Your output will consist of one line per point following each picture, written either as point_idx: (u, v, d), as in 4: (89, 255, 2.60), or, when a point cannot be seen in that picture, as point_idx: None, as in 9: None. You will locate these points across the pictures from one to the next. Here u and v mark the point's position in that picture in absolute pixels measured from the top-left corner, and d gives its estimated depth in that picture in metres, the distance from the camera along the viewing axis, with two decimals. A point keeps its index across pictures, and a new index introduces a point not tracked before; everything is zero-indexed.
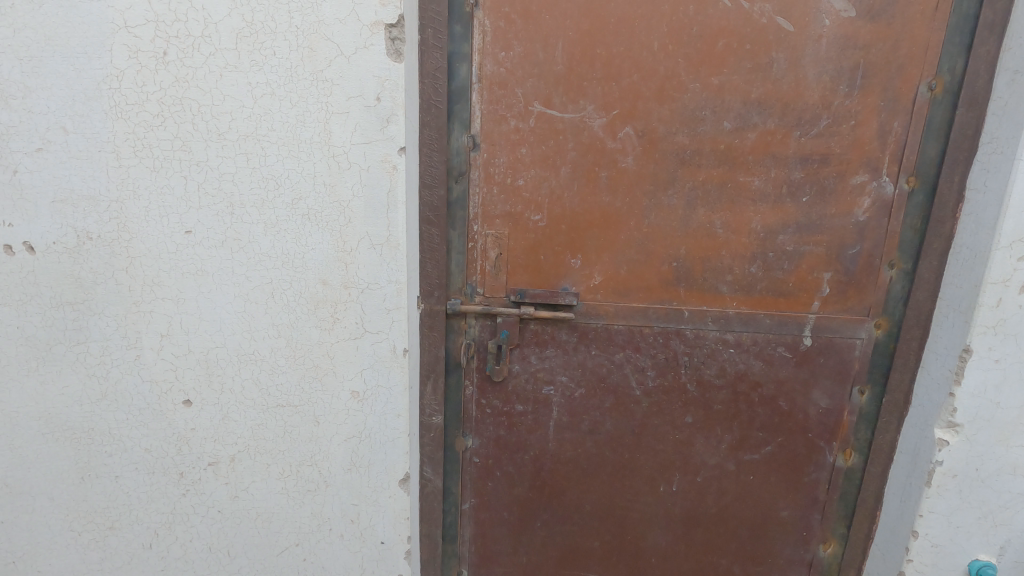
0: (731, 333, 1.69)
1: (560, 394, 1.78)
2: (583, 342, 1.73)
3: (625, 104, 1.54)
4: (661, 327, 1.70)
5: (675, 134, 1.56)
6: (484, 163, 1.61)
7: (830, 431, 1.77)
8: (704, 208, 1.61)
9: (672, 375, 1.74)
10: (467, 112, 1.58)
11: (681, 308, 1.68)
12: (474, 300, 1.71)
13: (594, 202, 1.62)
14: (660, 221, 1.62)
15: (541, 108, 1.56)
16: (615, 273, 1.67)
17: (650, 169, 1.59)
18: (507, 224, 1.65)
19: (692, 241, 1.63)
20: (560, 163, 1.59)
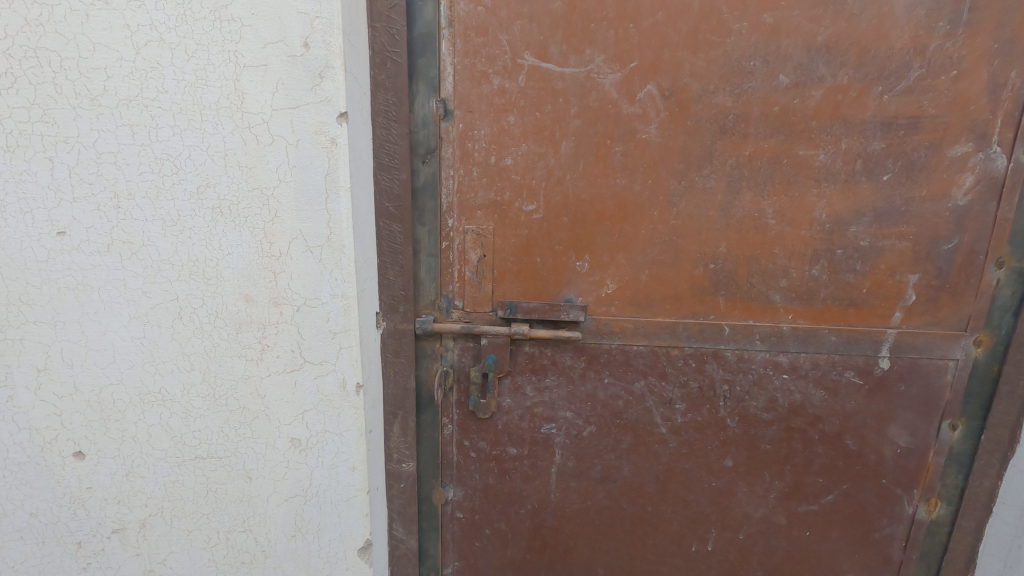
0: (784, 355, 1.31)
1: (564, 434, 1.39)
2: (593, 368, 1.34)
3: (646, 54, 1.15)
4: (693, 347, 1.32)
5: (713, 94, 1.16)
6: (459, 136, 1.21)
7: (910, 476, 1.38)
8: (751, 192, 1.22)
9: (706, 409, 1.36)
10: (435, 67, 1.18)
11: (720, 323, 1.29)
12: (451, 317, 1.32)
13: (605, 186, 1.23)
14: (694, 210, 1.23)
15: (534, 60, 1.16)
16: (633, 279, 1.28)
17: (679, 141, 1.20)
18: (492, 216, 1.26)
19: (734, 236, 1.24)
20: (559, 134, 1.20)
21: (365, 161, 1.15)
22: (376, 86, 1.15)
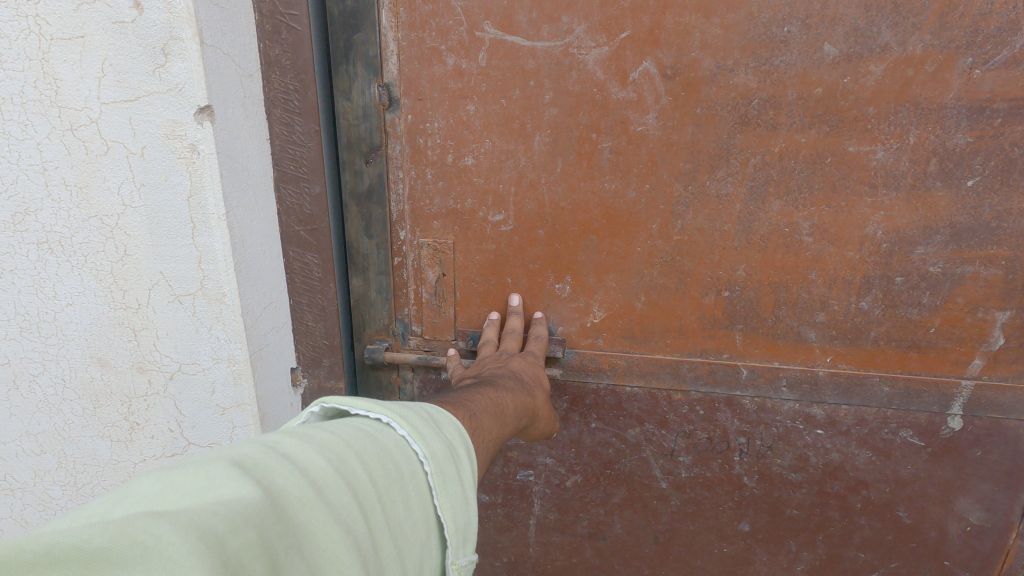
0: (819, 406, 1.03)
1: (544, 482, 1.18)
2: (576, 411, 1.12)
3: (642, 20, 0.87)
4: (699, 391, 1.06)
5: (732, 72, 0.88)
6: (409, 130, 0.98)
7: (983, 560, 1.08)
8: (780, 201, 0.93)
9: (717, 463, 1.11)
10: (375, 46, 0.94)
11: (736, 364, 1.03)
12: (407, 345, 1.11)
13: (591, 191, 0.97)
14: (704, 223, 0.96)
15: (495, 32, 0.91)
16: (626, 307, 1.03)
17: (686, 135, 0.92)
18: (451, 228, 1.03)
19: (756, 257, 0.96)
20: (530, 126, 0.95)
21: (258, 173, 0.92)
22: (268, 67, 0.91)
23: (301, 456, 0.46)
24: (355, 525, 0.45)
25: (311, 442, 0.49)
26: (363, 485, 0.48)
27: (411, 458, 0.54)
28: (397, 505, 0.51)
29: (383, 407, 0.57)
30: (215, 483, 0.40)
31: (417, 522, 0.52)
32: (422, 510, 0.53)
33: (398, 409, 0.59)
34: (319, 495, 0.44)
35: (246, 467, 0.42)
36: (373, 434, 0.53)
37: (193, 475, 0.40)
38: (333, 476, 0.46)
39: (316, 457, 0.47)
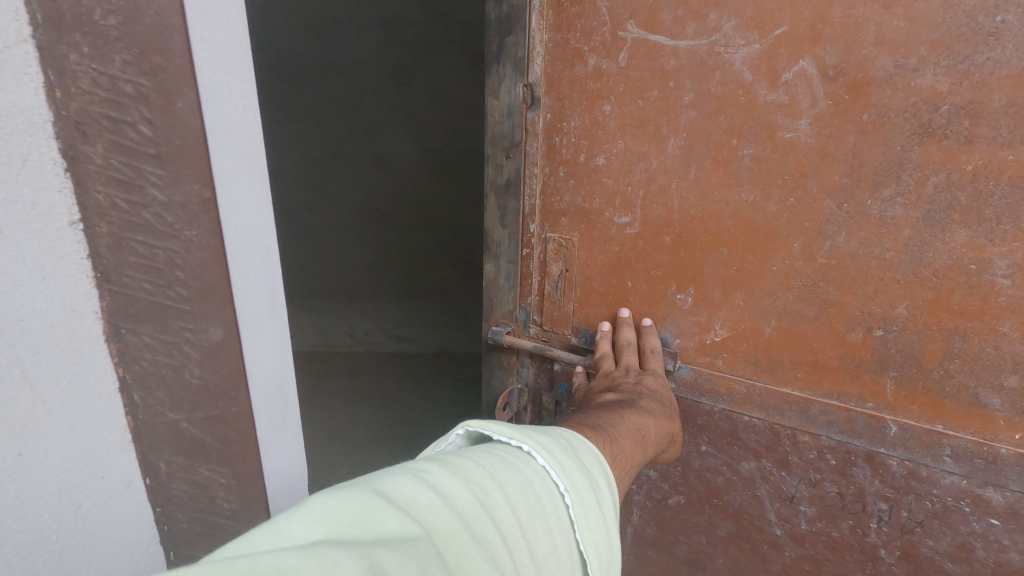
0: (996, 490, 0.82)
1: (644, 494, 1.16)
2: (686, 430, 1.06)
3: (803, 14, 0.78)
4: (831, 439, 0.92)
5: (915, 72, 0.74)
6: (547, 127, 1.02)
7: None
8: (964, 230, 0.76)
9: (847, 525, 0.96)
10: (523, 47, 1.01)
11: (882, 417, 0.87)
12: (527, 333, 1.17)
13: (724, 201, 0.91)
14: (859, 248, 0.83)
15: (638, 31, 0.89)
16: (752, 330, 0.94)
17: (847, 144, 0.80)
18: (578, 225, 1.05)
19: (924, 294, 0.80)
20: (665, 129, 0.92)
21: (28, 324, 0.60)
22: (58, 31, 0.60)
23: (450, 489, 0.54)
24: (500, 558, 0.51)
25: (459, 475, 0.56)
26: (504, 518, 0.55)
27: (550, 490, 0.60)
28: (539, 537, 0.57)
29: (523, 436, 0.64)
30: (381, 515, 0.48)
31: (560, 556, 0.57)
32: (564, 542, 0.59)
33: (537, 436, 0.66)
34: (466, 529, 0.51)
35: (403, 501, 0.50)
36: (514, 466, 0.60)
37: (363, 502, 0.49)
38: (477, 510, 0.53)
39: (461, 491, 0.54)
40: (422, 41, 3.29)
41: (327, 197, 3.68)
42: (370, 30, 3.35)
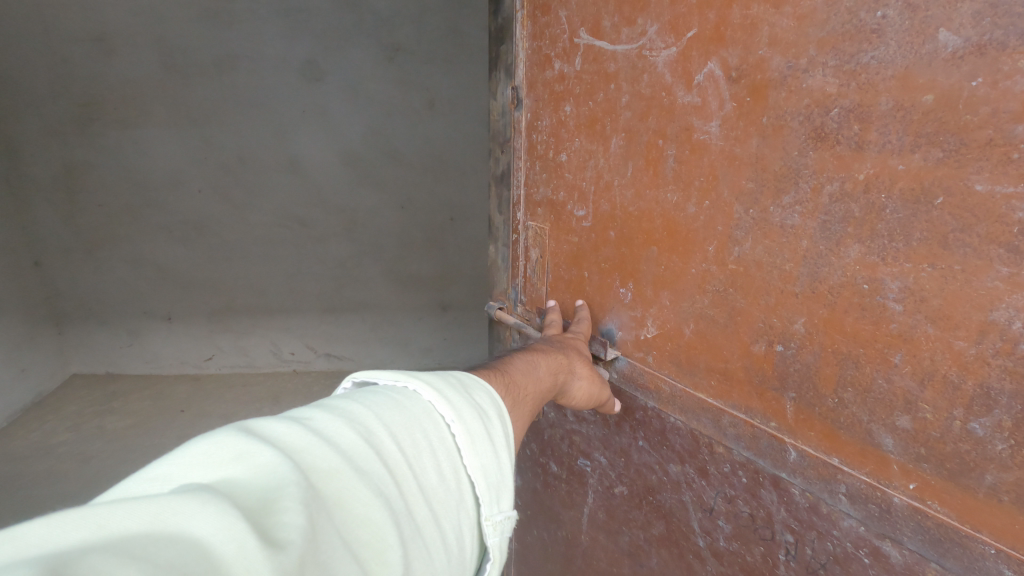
0: (893, 546, 0.70)
1: (597, 478, 1.21)
2: (626, 421, 1.09)
3: (708, 16, 0.77)
4: (741, 454, 0.87)
5: (806, 72, 0.67)
6: (529, 126, 1.17)
7: None
8: (856, 247, 0.67)
9: (759, 551, 0.88)
10: (512, 56, 1.19)
11: (783, 439, 0.80)
12: (516, 311, 1.31)
13: (654, 200, 0.91)
14: (763, 256, 0.77)
15: (588, 38, 0.98)
16: (674, 331, 0.93)
17: (750, 147, 0.75)
18: (550, 216, 1.15)
19: (819, 312, 0.72)
20: (609, 129, 0.97)
21: None
22: None
23: (332, 431, 0.53)
24: (386, 489, 0.52)
25: (342, 416, 0.56)
26: (392, 454, 0.55)
27: (439, 423, 0.63)
28: (427, 467, 0.59)
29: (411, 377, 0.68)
30: (252, 452, 0.45)
31: (445, 488, 0.60)
32: (453, 470, 0.61)
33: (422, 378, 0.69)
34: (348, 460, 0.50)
35: (272, 442, 0.48)
36: (403, 405, 0.62)
37: (226, 444, 0.46)
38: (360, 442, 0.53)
39: (346, 430, 0.54)
40: (334, 37, 3.12)
41: (236, 206, 3.36)
42: (274, 24, 3.07)
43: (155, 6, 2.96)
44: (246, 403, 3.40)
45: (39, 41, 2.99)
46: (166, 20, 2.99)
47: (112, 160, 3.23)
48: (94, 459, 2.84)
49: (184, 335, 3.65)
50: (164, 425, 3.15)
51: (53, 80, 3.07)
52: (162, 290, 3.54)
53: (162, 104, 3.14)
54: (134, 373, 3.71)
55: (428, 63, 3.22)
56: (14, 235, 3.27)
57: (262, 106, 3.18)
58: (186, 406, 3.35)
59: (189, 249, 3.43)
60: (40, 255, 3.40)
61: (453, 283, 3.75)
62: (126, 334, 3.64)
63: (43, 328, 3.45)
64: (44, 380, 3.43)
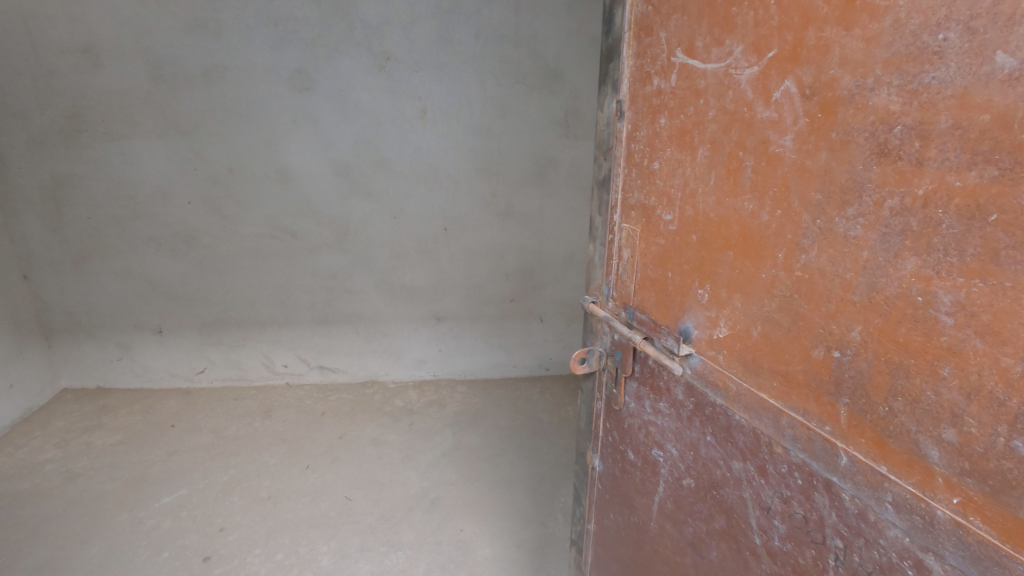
0: (936, 560, 0.65)
1: (668, 468, 1.16)
2: (698, 416, 1.05)
3: (786, 38, 0.76)
4: (797, 456, 0.84)
5: (872, 91, 0.66)
6: (628, 136, 1.18)
7: None
8: (912, 260, 0.64)
9: (810, 555, 0.83)
10: (619, 70, 1.19)
11: (835, 444, 0.77)
12: (608, 306, 1.32)
13: (731, 208, 0.89)
14: (826, 265, 0.75)
15: (683, 57, 0.98)
16: (743, 332, 0.91)
17: (820, 161, 0.74)
18: (641, 219, 1.16)
19: (875, 321, 0.70)
20: (697, 140, 0.96)
21: None
22: None
23: None
24: None
25: None
26: None
27: None
28: None
29: None
30: None
31: None
32: None
33: None
34: None
35: None
36: None
37: None
38: None
39: None
40: (323, 45, 3.06)
41: (226, 217, 3.37)
42: (262, 33, 3.02)
43: (142, 18, 2.95)
44: (232, 418, 3.39)
45: (31, 54, 2.99)
46: (153, 31, 2.98)
47: (101, 173, 3.23)
48: (82, 476, 2.83)
49: (176, 348, 3.67)
50: (152, 441, 3.14)
51: (40, 94, 3.07)
52: (154, 304, 3.55)
53: (155, 119, 3.15)
54: (125, 387, 3.75)
55: (417, 71, 3.15)
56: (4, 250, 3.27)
57: (251, 115, 3.16)
58: (179, 420, 3.36)
59: (180, 260, 3.45)
60: (29, 269, 3.41)
61: (445, 296, 3.67)
62: (116, 348, 3.66)
63: (32, 342, 3.47)
64: (34, 397, 3.47)
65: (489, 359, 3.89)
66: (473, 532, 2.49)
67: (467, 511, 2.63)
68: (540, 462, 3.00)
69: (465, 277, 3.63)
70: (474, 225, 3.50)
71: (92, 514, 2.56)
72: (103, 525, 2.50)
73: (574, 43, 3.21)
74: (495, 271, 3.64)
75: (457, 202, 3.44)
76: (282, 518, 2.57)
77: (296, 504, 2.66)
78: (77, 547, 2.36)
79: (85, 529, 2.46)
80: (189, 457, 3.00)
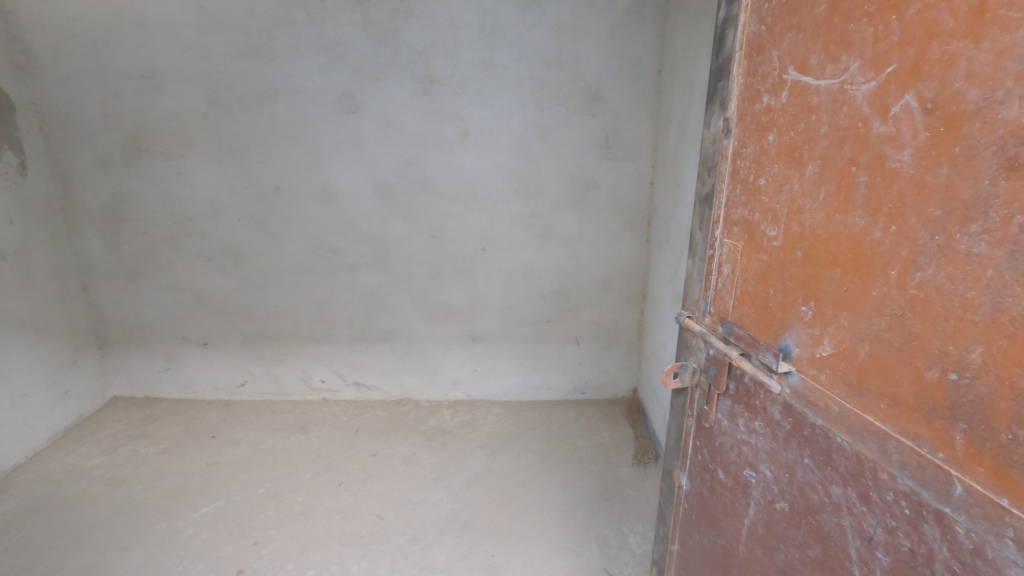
0: None
1: (761, 490, 1.14)
2: (795, 437, 1.03)
3: (907, 53, 0.75)
4: (905, 484, 0.80)
5: (1002, 104, 0.64)
6: (733, 153, 1.18)
7: None
8: None
9: None
10: (727, 88, 1.19)
11: (949, 472, 0.73)
12: (704, 321, 1.32)
13: (842, 225, 0.88)
14: (946, 283, 0.72)
15: (796, 74, 0.97)
16: (848, 350, 0.89)
17: (941, 177, 0.72)
18: (744, 235, 1.15)
19: (999, 343, 0.66)
20: (806, 156, 0.95)
21: None
22: None
23: None
24: None
25: None
26: None
27: None
28: None
29: None
30: None
31: None
32: None
33: None
34: None
35: None
36: None
37: None
38: None
39: None
40: (370, 69, 3.13)
41: (271, 234, 3.45)
42: (313, 59, 3.12)
43: (201, 44, 3.09)
44: (269, 431, 3.42)
45: (99, 77, 3.15)
46: (211, 56, 3.11)
47: (158, 191, 3.36)
48: (125, 484, 2.88)
49: (220, 361, 3.75)
50: (193, 453, 3.18)
51: (106, 115, 3.23)
52: (200, 317, 3.63)
53: (210, 140, 3.27)
54: (170, 398, 3.85)
55: (460, 95, 3.17)
56: (66, 263, 3.42)
57: (299, 136, 3.25)
58: (219, 432, 3.41)
59: (227, 276, 3.54)
60: (88, 281, 3.56)
61: (482, 316, 3.66)
62: (163, 359, 3.77)
63: (87, 351, 3.61)
64: (85, 405, 3.59)
65: (524, 380, 3.85)
66: (506, 557, 2.42)
67: (499, 537, 2.56)
68: (574, 489, 2.92)
69: (503, 297, 3.62)
70: (514, 245, 3.49)
71: (132, 521, 2.58)
72: (143, 533, 2.51)
73: (617, 63, 3.11)
74: (532, 292, 3.61)
75: (498, 223, 3.44)
76: (314, 534, 2.54)
77: (328, 520, 2.64)
78: (118, 554, 2.38)
79: (125, 536, 2.48)
80: (227, 469, 3.02)
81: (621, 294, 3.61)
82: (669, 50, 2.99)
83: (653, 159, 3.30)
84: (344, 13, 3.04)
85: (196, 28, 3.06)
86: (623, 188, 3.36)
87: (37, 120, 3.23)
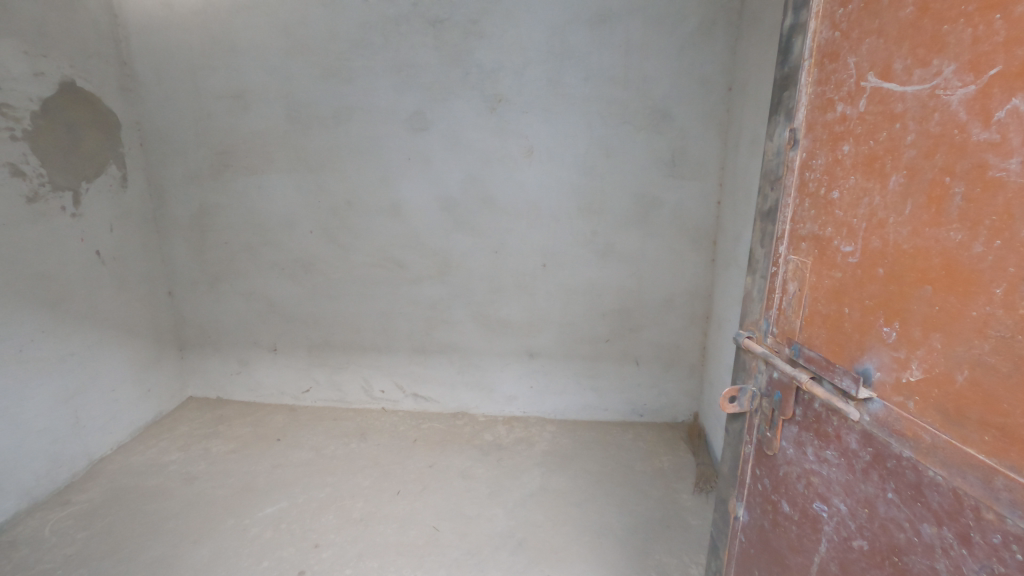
0: None
1: (834, 526, 1.06)
2: (876, 470, 0.96)
3: (1015, 53, 0.70)
4: (1017, 526, 0.72)
5: None
6: (801, 165, 1.13)
7: None
8: None
9: None
10: (793, 98, 1.15)
11: None
12: (765, 342, 1.26)
13: (934, 239, 0.82)
14: None
15: (876, 81, 0.93)
16: (943, 376, 0.82)
17: None
18: (813, 251, 1.10)
19: None
20: (889, 167, 0.90)
21: None
22: None
23: None
24: None
25: None
26: None
27: None
28: None
29: None
30: None
31: None
32: None
33: None
34: None
35: None
36: None
37: None
38: None
39: None
40: (440, 89, 3.24)
41: (340, 247, 3.60)
42: (386, 80, 3.26)
43: (285, 67, 3.30)
44: (331, 437, 3.52)
45: (194, 99, 3.43)
46: (294, 79, 3.32)
47: (240, 205, 3.59)
48: (198, 479, 3.04)
49: (287, 366, 3.92)
50: (260, 454, 3.32)
51: (198, 133, 3.50)
52: (271, 323, 3.82)
53: (288, 157, 3.47)
54: (239, 400, 4.05)
55: (525, 113, 3.22)
56: (156, 270, 3.70)
57: (370, 153, 3.40)
58: (284, 435, 3.55)
59: (297, 285, 3.71)
60: (173, 287, 3.83)
61: (539, 332, 3.66)
62: (236, 362, 3.98)
63: (169, 352, 3.86)
64: (164, 402, 3.84)
65: (580, 399, 3.79)
66: None
67: (555, 557, 2.51)
68: (631, 513, 2.83)
69: (561, 313, 3.60)
70: (573, 262, 3.48)
71: (204, 516, 2.72)
72: (214, 528, 2.64)
73: (684, 80, 3.07)
74: (590, 309, 3.57)
75: (557, 239, 3.44)
76: (372, 541, 2.59)
77: (386, 528, 2.68)
78: (190, 547, 2.50)
79: (198, 529, 2.62)
80: (291, 471, 3.13)
81: (683, 315, 3.51)
82: (740, 66, 2.93)
83: (720, 177, 3.21)
84: (417, 35, 3.17)
85: (282, 53, 3.28)
86: (688, 206, 3.29)
87: (138, 137, 3.54)
